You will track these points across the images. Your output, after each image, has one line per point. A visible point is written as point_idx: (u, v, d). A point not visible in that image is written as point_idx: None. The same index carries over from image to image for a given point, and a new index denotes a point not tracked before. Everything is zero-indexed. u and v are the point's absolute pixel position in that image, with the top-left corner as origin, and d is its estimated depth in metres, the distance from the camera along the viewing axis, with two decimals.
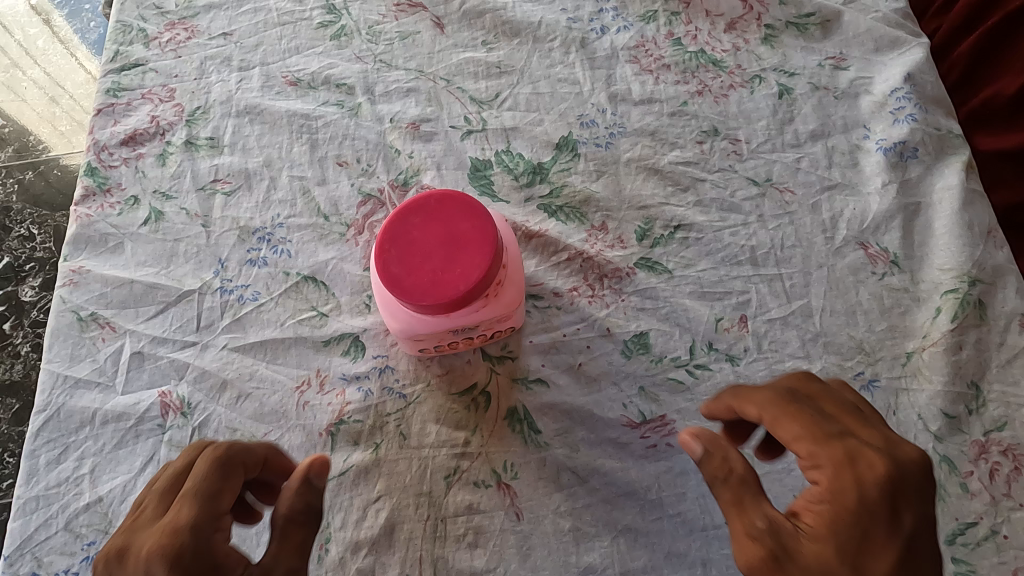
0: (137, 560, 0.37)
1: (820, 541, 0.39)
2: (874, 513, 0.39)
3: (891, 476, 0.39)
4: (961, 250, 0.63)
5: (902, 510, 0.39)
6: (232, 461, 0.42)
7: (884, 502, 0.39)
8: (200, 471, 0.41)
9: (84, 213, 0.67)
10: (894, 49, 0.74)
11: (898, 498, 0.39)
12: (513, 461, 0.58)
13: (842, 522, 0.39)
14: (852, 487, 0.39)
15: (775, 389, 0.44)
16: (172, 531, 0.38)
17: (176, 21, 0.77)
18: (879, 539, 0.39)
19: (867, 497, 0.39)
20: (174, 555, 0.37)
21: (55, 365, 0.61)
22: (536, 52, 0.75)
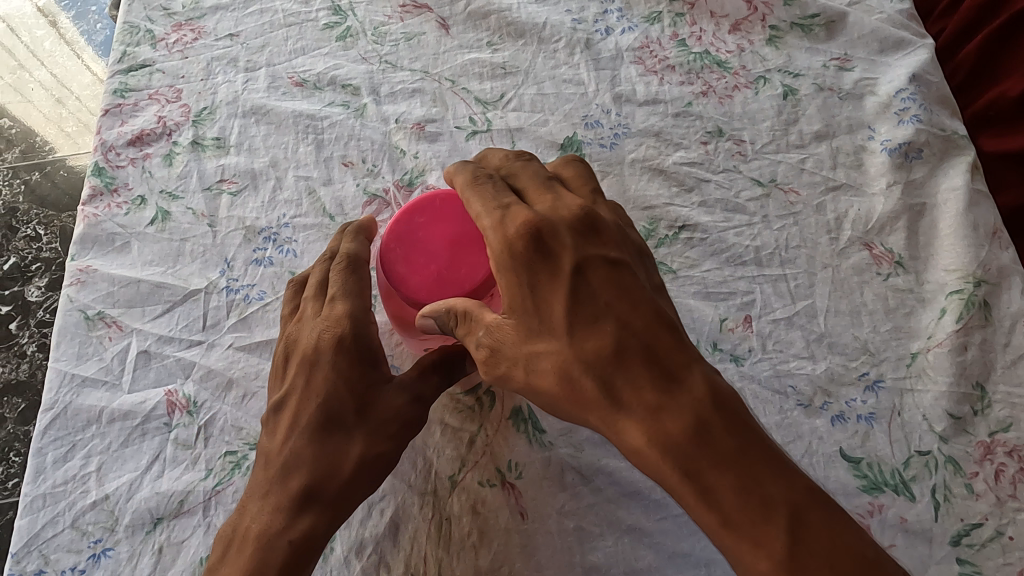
0: (307, 342, 0.52)
1: (514, 317, 0.44)
2: (562, 288, 0.43)
3: (533, 220, 0.44)
4: (966, 251, 0.63)
5: (569, 282, 0.43)
6: (360, 265, 0.54)
7: (555, 277, 0.43)
8: (339, 276, 0.53)
9: (91, 213, 0.67)
10: (899, 50, 0.74)
11: (595, 285, 0.43)
12: (517, 461, 0.58)
13: (518, 314, 0.44)
14: (529, 263, 0.44)
15: (467, 174, 0.49)
16: (332, 322, 0.52)
17: (183, 22, 0.77)
18: (583, 313, 0.43)
19: (575, 290, 0.43)
20: (335, 338, 0.51)
21: (62, 364, 0.61)
22: (541, 53, 0.75)
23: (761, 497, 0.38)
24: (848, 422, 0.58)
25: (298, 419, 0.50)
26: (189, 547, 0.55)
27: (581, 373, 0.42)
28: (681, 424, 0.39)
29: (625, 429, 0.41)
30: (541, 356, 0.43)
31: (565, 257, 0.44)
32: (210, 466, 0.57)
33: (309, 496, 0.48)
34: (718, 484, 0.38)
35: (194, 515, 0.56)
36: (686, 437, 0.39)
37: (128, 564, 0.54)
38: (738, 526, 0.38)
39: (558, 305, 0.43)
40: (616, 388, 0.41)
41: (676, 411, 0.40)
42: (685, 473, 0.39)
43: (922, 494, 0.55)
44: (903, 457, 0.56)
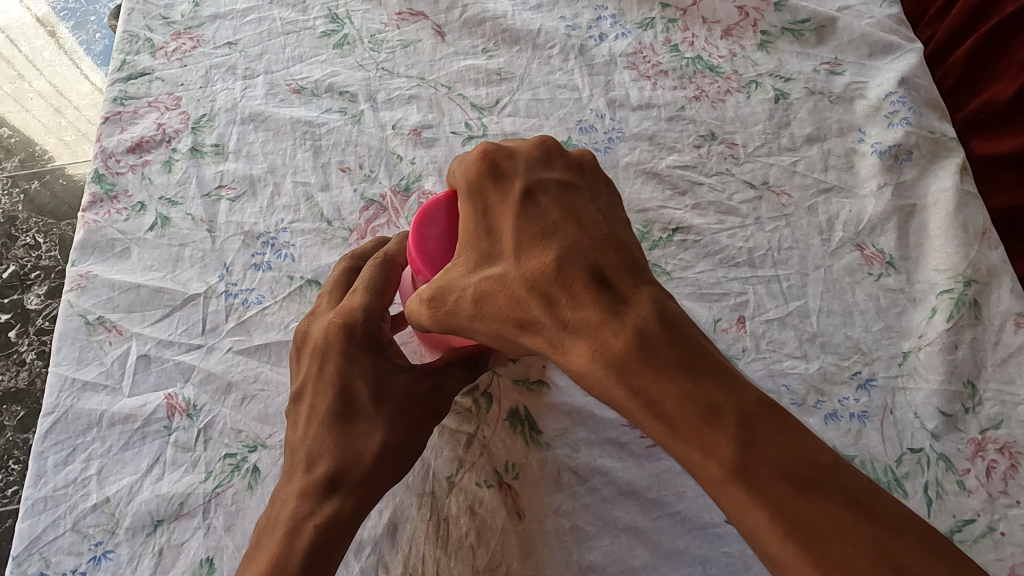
0: (321, 333, 0.52)
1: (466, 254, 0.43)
2: (513, 211, 0.42)
3: (490, 150, 0.44)
4: (956, 251, 0.64)
5: (523, 205, 0.42)
6: (389, 262, 0.54)
7: (506, 200, 0.43)
8: (367, 273, 0.53)
9: (91, 219, 0.68)
10: (888, 54, 0.75)
11: (543, 208, 0.42)
12: (514, 462, 0.58)
13: (470, 246, 0.43)
14: (487, 192, 0.43)
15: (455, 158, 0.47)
16: (348, 314, 0.52)
17: (182, 31, 0.78)
18: (529, 234, 0.41)
19: (523, 212, 0.42)
20: (351, 329, 0.51)
21: (63, 368, 0.61)
22: (535, 59, 0.76)
23: (707, 405, 0.35)
24: (840, 421, 0.59)
25: (316, 409, 0.51)
26: (189, 548, 0.55)
27: (525, 293, 0.40)
28: (628, 333, 0.36)
29: (568, 350, 0.38)
30: (489, 283, 0.41)
31: (519, 180, 0.43)
32: (210, 469, 0.58)
33: (333, 482, 0.49)
34: (667, 396, 0.35)
35: (193, 517, 0.56)
36: (629, 350, 0.36)
37: (129, 566, 0.55)
38: (691, 435, 0.34)
39: (506, 229, 0.42)
40: (557, 303, 0.39)
41: (617, 322, 0.37)
42: (631, 388, 0.36)
43: (914, 491, 0.56)
44: (896, 454, 0.57)
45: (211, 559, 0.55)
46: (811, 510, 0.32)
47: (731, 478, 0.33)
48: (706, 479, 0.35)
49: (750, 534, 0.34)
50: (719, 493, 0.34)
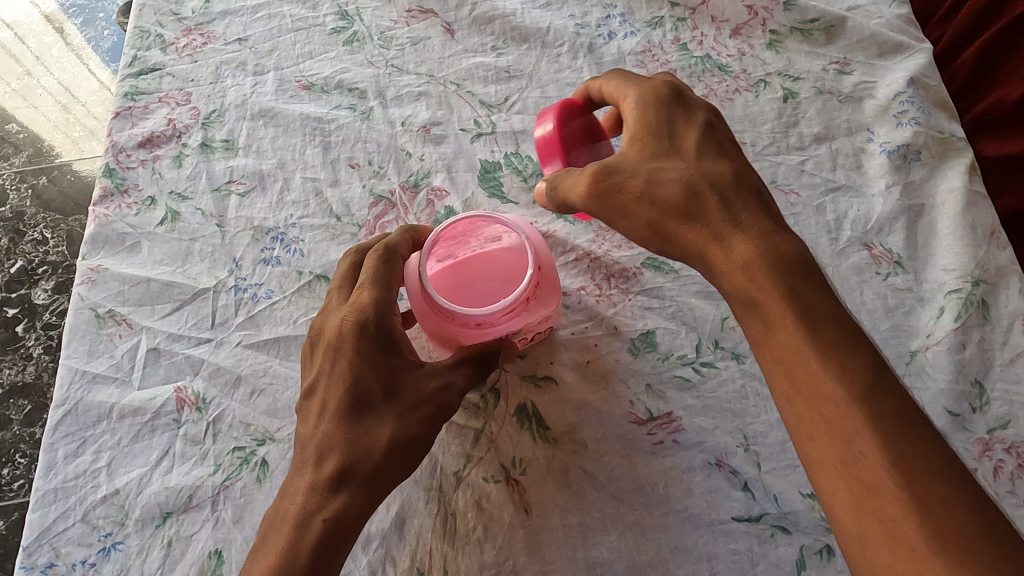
0: (334, 329, 0.53)
1: (634, 143, 0.50)
2: (719, 145, 0.50)
3: (682, 88, 0.53)
4: (964, 251, 0.64)
5: (716, 142, 0.50)
6: (391, 253, 0.54)
7: (693, 123, 0.51)
8: (371, 266, 0.53)
9: (102, 214, 0.68)
10: (897, 54, 0.75)
11: (720, 145, 0.50)
12: (522, 457, 0.59)
13: (658, 147, 0.49)
14: (694, 120, 0.51)
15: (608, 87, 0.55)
16: (358, 310, 0.52)
17: (193, 27, 0.78)
18: (722, 158, 0.49)
19: (705, 138, 0.50)
20: (362, 325, 0.51)
21: (74, 361, 0.62)
22: (544, 57, 0.76)
23: (851, 330, 0.42)
24: None
25: (327, 404, 0.51)
26: (198, 540, 0.56)
27: (705, 194, 0.47)
28: (794, 252, 0.44)
29: (732, 244, 0.45)
30: (666, 172, 0.48)
31: (702, 113, 0.51)
32: (219, 462, 0.58)
33: (342, 477, 0.49)
34: (816, 305, 0.42)
35: (202, 510, 0.57)
36: (797, 266, 0.44)
37: (139, 557, 0.55)
38: (826, 338, 0.41)
39: (689, 144, 0.49)
40: (727, 210, 0.47)
41: (769, 239, 0.45)
42: (789, 289, 0.43)
43: None
44: None
45: (220, 552, 0.55)
46: (919, 434, 0.38)
47: (864, 392, 0.40)
48: (816, 375, 0.41)
49: (829, 430, 0.40)
50: (824, 386, 0.40)
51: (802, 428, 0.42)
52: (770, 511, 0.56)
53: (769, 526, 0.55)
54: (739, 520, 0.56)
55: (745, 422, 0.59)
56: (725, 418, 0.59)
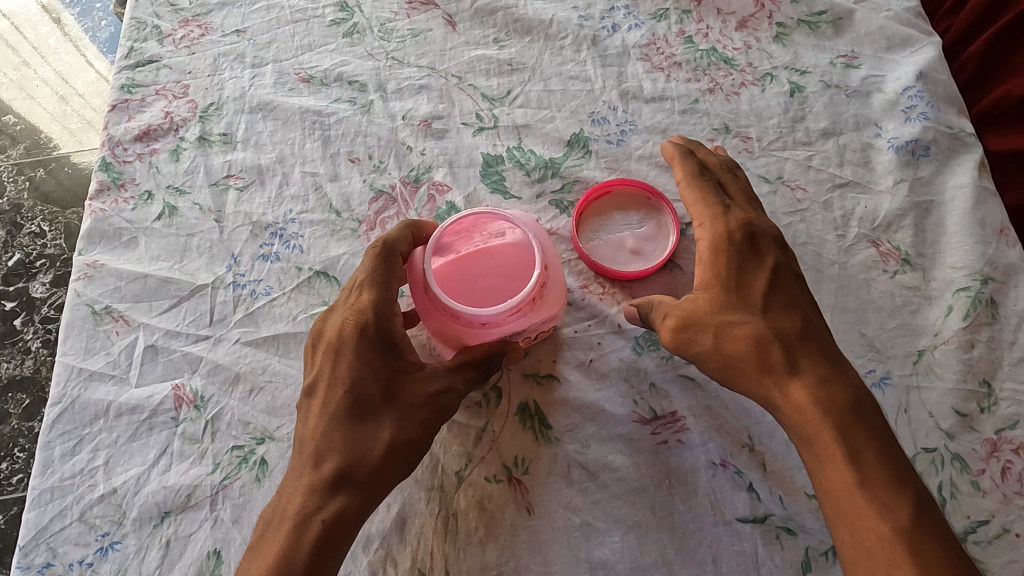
0: (336, 330, 0.52)
1: (716, 287, 0.54)
2: (777, 280, 0.54)
3: (749, 223, 0.57)
4: (973, 249, 0.63)
5: (778, 281, 0.54)
6: (392, 252, 0.53)
7: (762, 269, 0.55)
8: (370, 266, 0.52)
9: (98, 208, 0.67)
10: (906, 47, 0.74)
11: (780, 281, 0.54)
12: (524, 457, 0.58)
13: (727, 290, 0.54)
14: (761, 261, 0.55)
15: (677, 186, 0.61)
16: (360, 312, 0.52)
17: (190, 18, 0.77)
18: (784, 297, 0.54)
19: (773, 284, 0.54)
20: (365, 328, 0.51)
21: (70, 358, 0.61)
22: (547, 50, 0.75)
23: (892, 469, 0.47)
24: None
25: (327, 406, 0.51)
26: (197, 540, 0.55)
27: (770, 344, 0.52)
28: (848, 398, 0.49)
29: (788, 390, 0.51)
30: (735, 325, 0.52)
31: (768, 257, 0.55)
32: (218, 461, 0.57)
33: (340, 479, 0.48)
34: (860, 444, 0.47)
35: (201, 509, 0.56)
36: (848, 407, 0.49)
37: (136, 557, 0.55)
38: (870, 479, 0.46)
39: (759, 286, 0.54)
40: (783, 352, 0.51)
41: (823, 381, 0.50)
42: (841, 431, 0.48)
43: (928, 490, 0.55)
44: (910, 453, 0.57)
45: (219, 552, 0.55)
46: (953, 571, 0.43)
47: (900, 528, 0.44)
48: (858, 508, 0.46)
49: (871, 565, 0.45)
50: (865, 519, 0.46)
51: (845, 558, 0.46)
52: (774, 512, 0.55)
53: (774, 527, 0.55)
54: (743, 521, 0.55)
55: (750, 422, 0.58)
56: (730, 418, 0.58)
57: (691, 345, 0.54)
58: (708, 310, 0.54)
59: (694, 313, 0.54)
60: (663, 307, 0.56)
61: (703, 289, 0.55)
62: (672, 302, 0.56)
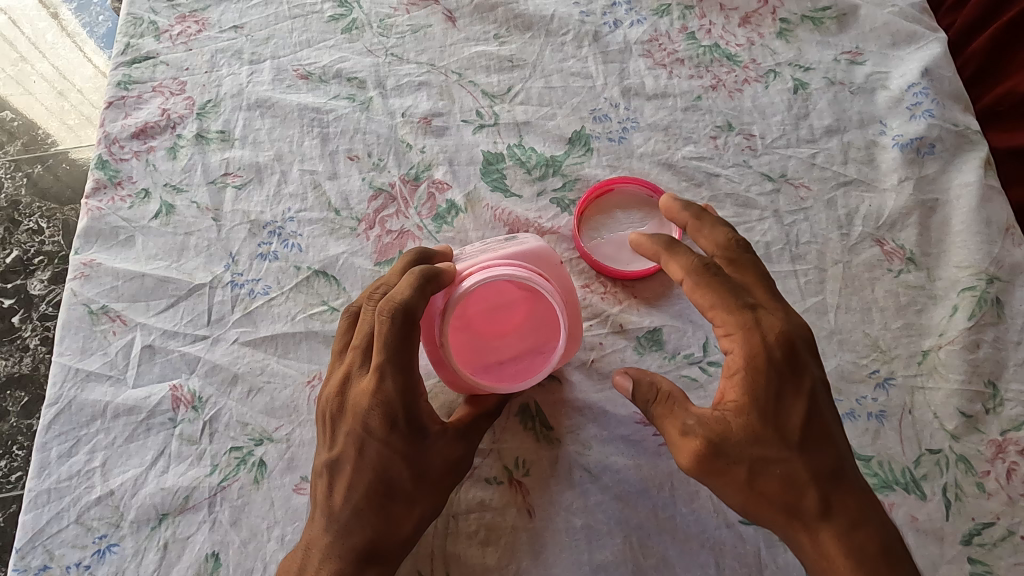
0: (358, 411, 0.50)
1: (746, 414, 0.48)
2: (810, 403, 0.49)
3: (789, 333, 0.50)
4: (978, 247, 0.63)
5: (814, 408, 0.49)
6: (411, 325, 0.49)
7: (799, 395, 0.49)
8: (393, 344, 0.49)
9: (95, 206, 0.67)
10: (911, 44, 0.73)
11: (811, 402, 0.50)
12: (525, 458, 0.57)
13: (761, 415, 0.48)
14: (797, 383, 0.50)
15: (690, 260, 0.52)
16: (384, 399, 0.49)
17: (187, 14, 0.76)
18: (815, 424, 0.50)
19: (810, 414, 0.49)
20: (392, 417, 0.50)
21: (67, 358, 0.60)
22: (549, 46, 0.74)
23: None
24: (858, 420, 0.58)
25: (352, 482, 0.50)
26: (195, 543, 0.55)
27: (802, 479, 0.48)
28: (878, 545, 0.47)
29: (817, 536, 0.48)
30: (769, 464, 0.48)
31: (806, 377, 0.50)
32: (216, 462, 0.57)
33: (371, 556, 0.50)
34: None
35: (199, 511, 0.55)
36: (879, 556, 0.47)
37: (134, 560, 0.54)
38: None
39: (789, 415, 0.49)
40: (812, 487, 0.48)
41: (854, 526, 0.48)
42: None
43: (933, 493, 0.55)
44: (914, 455, 0.56)
45: (217, 554, 0.54)
46: None
47: None
48: None
49: None
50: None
51: None
52: None
53: None
54: (746, 523, 0.55)
55: None
56: None
57: (714, 473, 0.49)
58: (739, 440, 0.48)
59: (723, 439, 0.48)
60: (684, 421, 0.50)
61: (729, 412, 0.49)
62: (695, 417, 0.49)
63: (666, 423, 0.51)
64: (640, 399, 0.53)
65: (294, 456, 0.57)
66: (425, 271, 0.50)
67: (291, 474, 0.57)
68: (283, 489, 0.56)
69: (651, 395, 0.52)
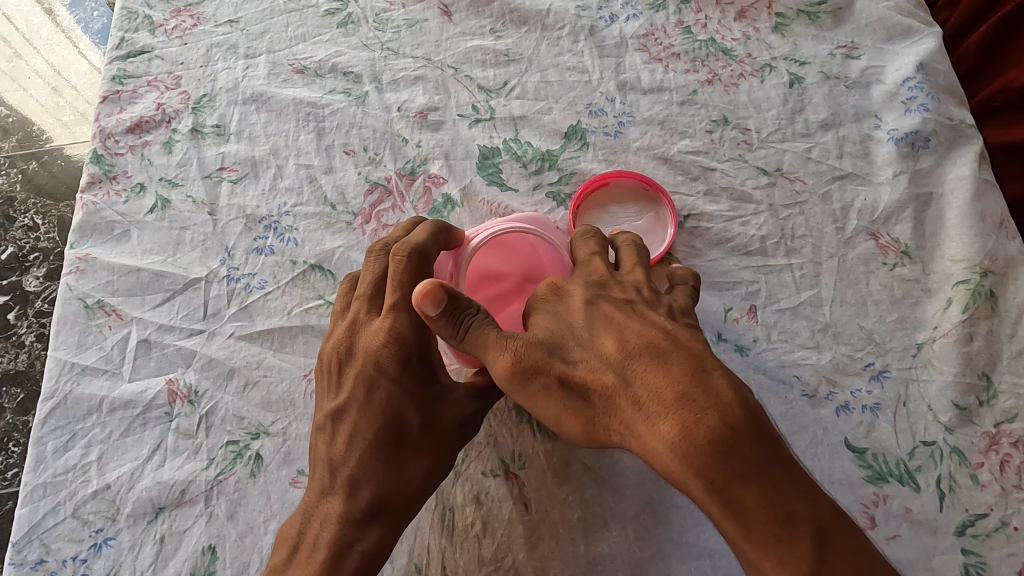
0: (370, 353, 0.51)
1: (554, 343, 0.45)
2: (619, 320, 0.44)
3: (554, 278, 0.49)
4: (973, 240, 0.63)
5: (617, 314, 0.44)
6: (425, 265, 0.51)
7: (583, 305, 0.46)
8: (407, 282, 0.50)
9: (90, 201, 0.66)
10: (906, 38, 0.73)
11: (610, 313, 0.45)
12: (521, 452, 0.57)
13: (567, 341, 0.45)
14: (607, 305, 0.45)
15: None
16: (397, 338, 0.51)
17: (182, 8, 0.76)
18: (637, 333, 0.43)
19: (609, 319, 0.44)
20: (404, 357, 0.51)
21: (62, 353, 0.60)
22: (545, 41, 0.74)
23: (785, 509, 0.37)
24: (853, 412, 0.58)
25: (359, 431, 0.51)
26: (192, 536, 0.55)
27: (621, 397, 0.41)
28: (712, 421, 0.37)
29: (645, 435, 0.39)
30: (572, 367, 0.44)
31: (578, 293, 0.47)
32: (213, 456, 0.57)
33: (379, 508, 0.49)
34: (739, 491, 0.37)
35: (195, 505, 0.55)
36: (716, 433, 0.37)
37: (131, 553, 0.54)
38: (750, 512, 0.37)
39: (582, 325, 0.45)
40: (632, 389, 0.40)
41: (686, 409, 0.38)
42: (714, 485, 0.37)
43: (926, 484, 0.55)
44: (908, 447, 0.57)
45: (214, 548, 0.54)
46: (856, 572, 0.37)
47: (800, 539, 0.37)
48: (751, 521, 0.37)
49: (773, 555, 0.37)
50: (754, 559, 0.38)
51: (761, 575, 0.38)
52: None
53: None
54: None
55: None
56: None
57: (529, 396, 0.46)
58: (547, 367, 0.44)
59: (531, 361, 0.44)
60: (489, 348, 0.46)
61: (536, 340, 0.45)
62: (501, 344, 0.46)
63: (478, 351, 0.47)
64: (438, 312, 0.46)
65: (291, 450, 0.58)
66: (438, 223, 0.53)
67: (288, 468, 0.57)
68: (280, 482, 0.56)
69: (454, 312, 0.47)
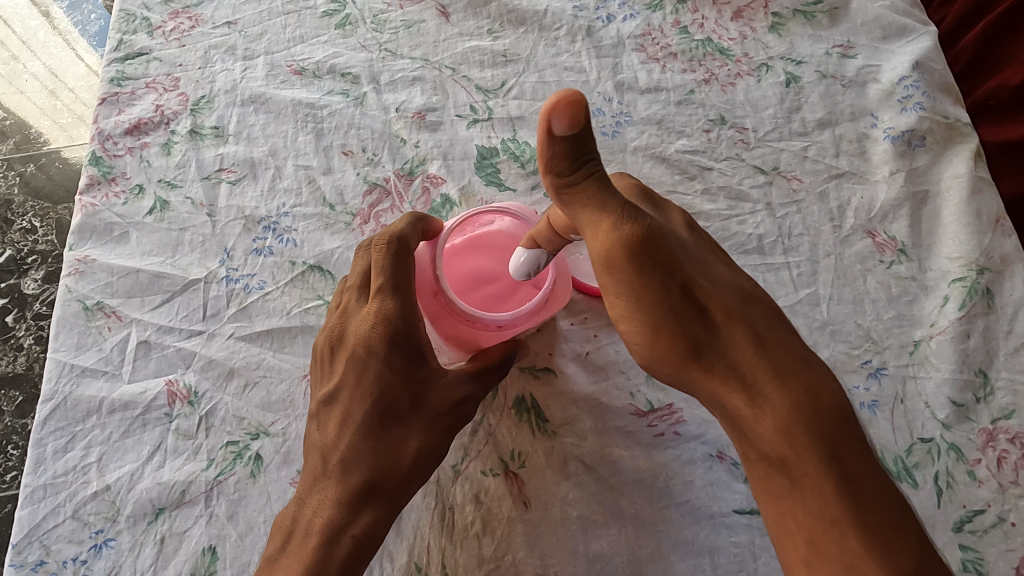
0: (358, 338, 0.51)
1: (675, 247, 0.43)
2: (740, 274, 0.46)
3: (656, 204, 0.48)
4: (969, 239, 0.63)
5: (727, 265, 0.46)
6: (405, 249, 0.51)
7: (698, 243, 0.46)
8: (388, 266, 0.51)
9: (89, 203, 0.66)
10: (902, 37, 0.74)
11: (718, 261, 0.46)
12: (520, 450, 0.58)
13: (692, 261, 0.44)
14: (712, 252, 0.47)
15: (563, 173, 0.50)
16: (383, 319, 0.50)
17: (180, 10, 0.76)
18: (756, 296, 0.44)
19: (726, 268, 0.46)
20: (391, 337, 0.50)
21: (62, 354, 0.60)
22: (542, 41, 0.74)
23: (882, 487, 0.41)
24: (850, 410, 0.58)
25: (351, 414, 0.51)
26: (192, 537, 0.55)
27: (743, 338, 0.42)
28: (833, 391, 0.41)
29: (767, 383, 0.41)
30: (695, 287, 0.43)
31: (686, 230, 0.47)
32: (212, 457, 0.57)
33: (369, 492, 0.49)
34: (847, 457, 0.40)
35: (195, 505, 0.56)
36: (835, 403, 0.41)
37: (131, 554, 0.55)
38: (854, 484, 0.40)
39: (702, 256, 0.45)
40: (761, 336, 0.42)
41: (810, 374, 0.41)
42: (826, 447, 0.40)
43: (924, 481, 0.55)
44: (906, 444, 0.57)
45: (214, 548, 0.54)
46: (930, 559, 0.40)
47: (895, 519, 0.40)
48: (851, 490, 0.40)
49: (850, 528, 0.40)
50: (838, 529, 0.40)
51: (837, 547, 0.40)
52: None
53: None
54: (741, 512, 0.55)
55: None
56: None
57: (625, 282, 0.43)
58: (670, 268, 0.42)
59: (655, 247, 0.42)
60: (610, 208, 0.42)
61: (662, 231, 0.42)
62: (624, 211, 0.42)
63: (584, 204, 0.43)
64: (568, 131, 0.40)
65: (291, 450, 0.58)
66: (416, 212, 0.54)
67: (288, 468, 0.57)
68: (280, 482, 0.56)
69: (577, 148, 0.41)
